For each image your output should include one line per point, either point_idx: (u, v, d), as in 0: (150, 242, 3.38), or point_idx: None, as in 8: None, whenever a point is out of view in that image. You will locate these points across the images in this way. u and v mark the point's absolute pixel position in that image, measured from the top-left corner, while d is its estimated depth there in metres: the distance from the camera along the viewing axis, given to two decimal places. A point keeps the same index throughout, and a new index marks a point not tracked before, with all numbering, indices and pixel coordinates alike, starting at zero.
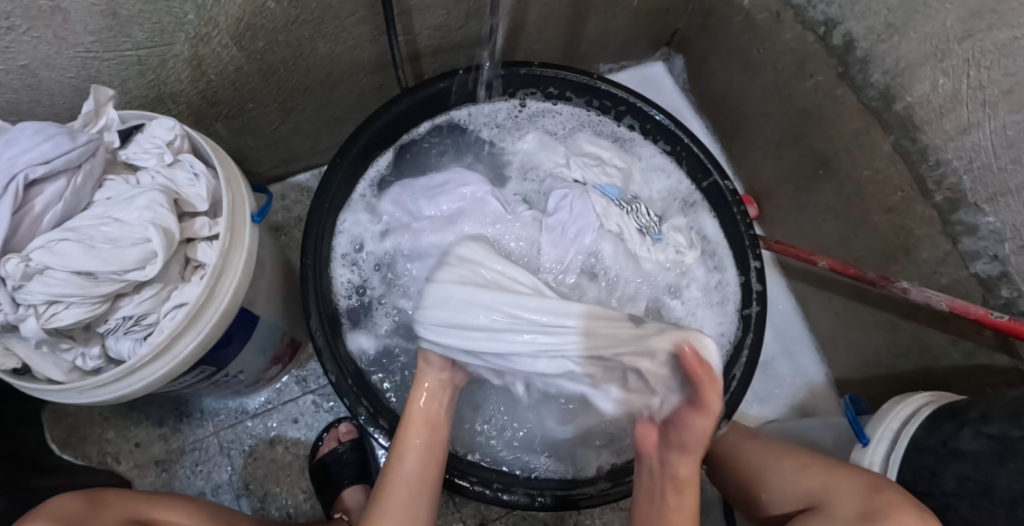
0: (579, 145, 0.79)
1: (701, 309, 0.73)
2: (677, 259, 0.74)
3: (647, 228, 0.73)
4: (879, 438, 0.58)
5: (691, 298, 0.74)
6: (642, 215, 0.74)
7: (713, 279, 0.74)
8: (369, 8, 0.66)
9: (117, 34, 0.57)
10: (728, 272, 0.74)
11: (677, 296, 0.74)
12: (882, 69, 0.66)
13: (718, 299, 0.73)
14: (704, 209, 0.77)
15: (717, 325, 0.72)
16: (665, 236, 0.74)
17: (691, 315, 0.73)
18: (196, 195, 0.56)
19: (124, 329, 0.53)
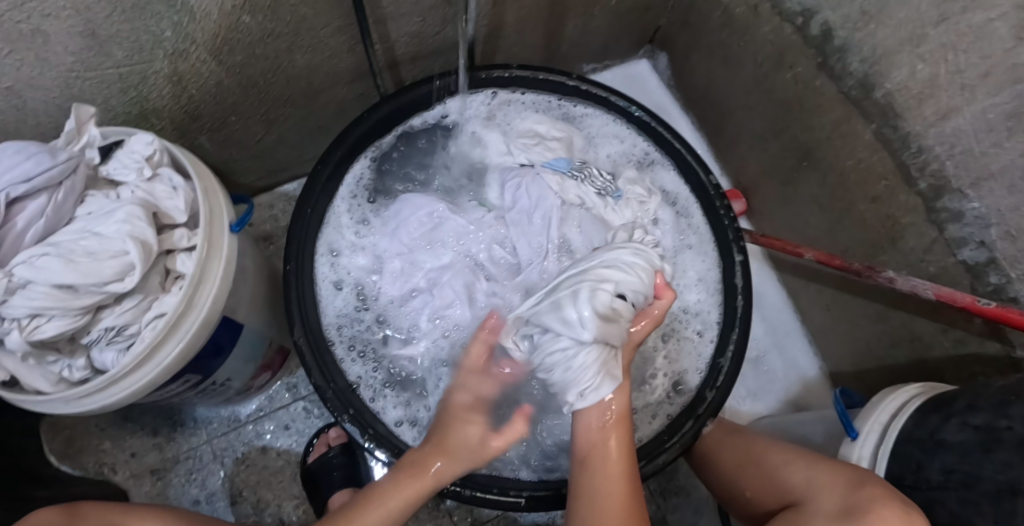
0: (529, 131, 0.77)
1: (681, 255, 0.74)
2: (643, 212, 0.73)
3: (603, 191, 0.73)
4: (867, 431, 0.56)
5: (669, 248, 0.74)
6: (596, 178, 0.74)
7: (682, 226, 0.75)
8: (343, 18, 0.67)
9: (98, 53, 0.59)
10: (694, 216, 0.74)
11: (658, 250, 0.74)
12: (859, 57, 0.65)
13: (692, 245, 0.74)
14: (662, 165, 0.77)
15: (700, 272, 0.72)
16: (624, 191, 0.74)
17: (672, 265, 0.74)
18: (173, 206, 0.57)
19: (106, 340, 0.53)
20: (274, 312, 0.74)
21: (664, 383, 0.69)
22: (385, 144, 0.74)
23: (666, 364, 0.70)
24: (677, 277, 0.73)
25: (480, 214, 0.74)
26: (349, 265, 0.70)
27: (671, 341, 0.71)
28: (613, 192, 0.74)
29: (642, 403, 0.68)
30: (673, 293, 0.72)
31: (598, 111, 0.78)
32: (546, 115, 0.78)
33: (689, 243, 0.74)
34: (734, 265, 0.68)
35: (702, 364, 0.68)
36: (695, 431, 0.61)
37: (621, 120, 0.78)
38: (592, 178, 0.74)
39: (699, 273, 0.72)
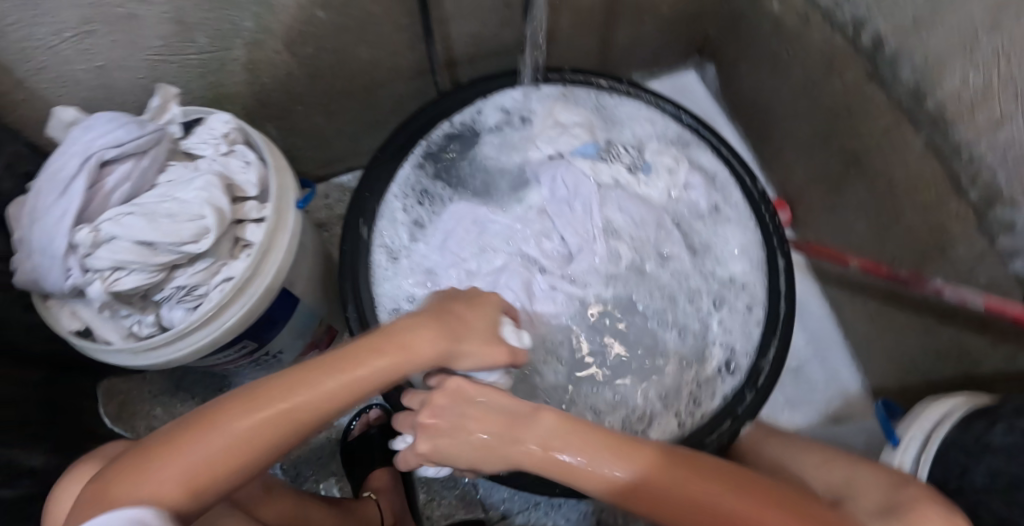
0: (564, 121, 0.78)
1: (722, 227, 0.75)
2: (674, 182, 0.76)
3: (633, 167, 0.77)
4: (909, 439, 0.56)
5: (710, 220, 0.75)
6: (621, 157, 0.78)
7: (716, 200, 0.76)
8: (407, 17, 0.71)
9: (182, 39, 0.64)
10: (730, 191, 0.75)
11: (700, 220, 0.76)
12: (911, 66, 0.65)
13: (729, 218, 0.75)
14: (697, 145, 0.78)
15: (742, 244, 0.73)
16: (652, 164, 0.77)
17: (715, 236, 0.75)
18: (247, 179, 0.61)
19: (177, 298, 0.57)
20: (327, 291, 0.77)
21: (716, 354, 0.69)
22: (433, 139, 0.76)
23: (721, 334, 0.70)
24: (719, 249, 0.74)
25: (522, 210, 0.77)
26: (406, 268, 0.71)
27: (724, 310, 0.71)
28: (642, 164, 0.77)
29: (697, 378, 0.68)
30: (719, 264, 0.73)
31: (631, 97, 0.79)
32: (577, 105, 0.79)
33: (730, 216, 0.75)
34: (777, 271, 0.70)
35: (751, 340, 0.68)
36: (731, 431, 0.63)
37: (653, 105, 0.79)
38: (618, 157, 0.77)
39: (743, 243, 0.73)
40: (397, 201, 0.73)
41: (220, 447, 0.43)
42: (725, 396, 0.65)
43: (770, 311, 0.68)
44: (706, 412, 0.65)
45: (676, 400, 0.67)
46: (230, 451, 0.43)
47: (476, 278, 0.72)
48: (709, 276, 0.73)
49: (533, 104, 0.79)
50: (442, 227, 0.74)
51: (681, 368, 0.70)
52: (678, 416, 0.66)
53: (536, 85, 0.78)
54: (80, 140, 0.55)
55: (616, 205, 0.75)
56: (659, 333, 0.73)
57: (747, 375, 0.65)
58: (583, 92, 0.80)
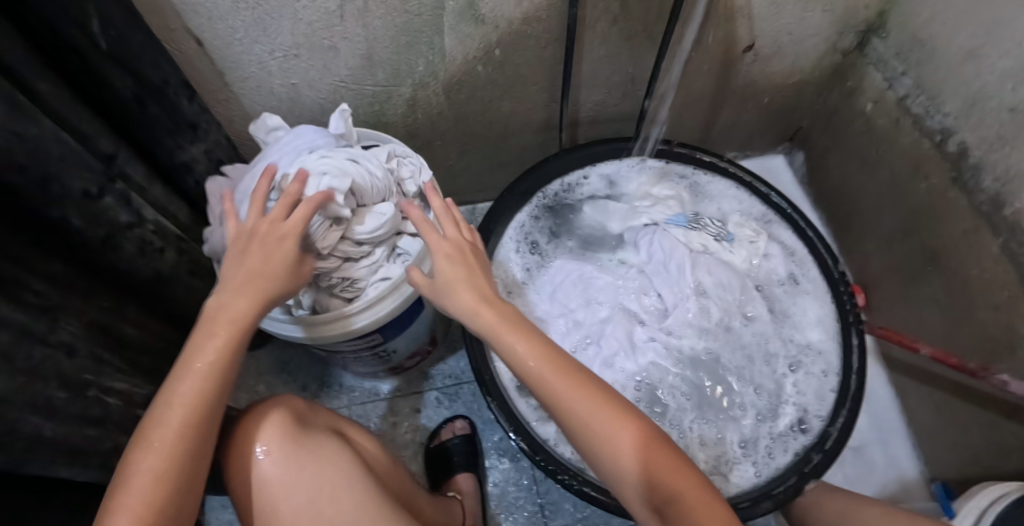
0: (662, 192, 0.87)
1: (802, 300, 0.81)
2: (755, 251, 0.83)
3: (718, 236, 0.84)
4: (967, 511, 0.63)
5: (788, 292, 0.82)
6: (707, 229, 0.85)
7: (795, 273, 0.83)
8: (548, 80, 0.84)
9: (366, 72, 0.79)
10: (808, 268, 0.83)
11: (779, 290, 0.82)
12: (993, 176, 0.73)
13: (807, 294, 0.81)
14: (780, 224, 0.86)
15: (819, 315, 0.80)
16: (735, 234, 0.85)
17: (793, 307, 0.81)
18: (412, 182, 0.70)
19: (340, 287, 0.67)
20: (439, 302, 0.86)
21: (790, 412, 0.75)
22: (552, 191, 0.86)
23: (795, 395, 0.76)
24: (798, 319, 0.80)
25: (620, 267, 0.85)
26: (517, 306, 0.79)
27: (800, 375, 0.77)
28: (727, 234, 0.85)
29: (773, 432, 0.74)
30: (797, 331, 0.80)
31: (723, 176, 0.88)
32: (669, 180, 0.88)
33: (808, 289, 0.81)
34: (850, 348, 0.76)
35: (823, 406, 0.74)
36: (795, 487, 0.69)
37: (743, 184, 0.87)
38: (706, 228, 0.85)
39: (818, 317, 0.80)
40: (514, 245, 0.83)
41: (150, 455, 0.46)
42: (796, 453, 0.71)
43: (843, 381, 0.75)
44: (779, 465, 0.71)
45: (754, 451, 0.73)
46: (181, 426, 0.47)
47: (582, 324, 0.79)
48: (788, 341, 0.79)
49: (632, 172, 0.88)
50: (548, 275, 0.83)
51: (758, 421, 0.75)
52: (753, 464, 0.72)
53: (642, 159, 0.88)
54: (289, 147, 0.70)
55: (705, 268, 0.82)
56: (740, 391, 0.77)
57: (820, 436, 0.72)
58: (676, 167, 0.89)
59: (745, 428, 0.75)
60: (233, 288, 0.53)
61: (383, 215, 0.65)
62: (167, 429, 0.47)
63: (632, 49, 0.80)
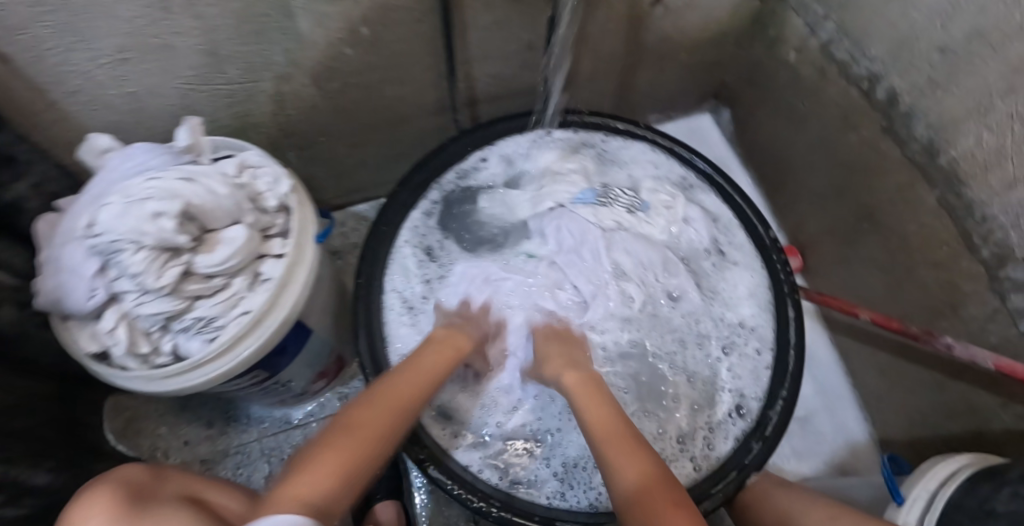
0: (570, 166, 0.77)
1: (730, 271, 0.75)
2: (674, 218, 0.76)
3: (632, 206, 0.77)
4: (914, 498, 0.56)
5: (714, 263, 0.76)
6: (619, 197, 0.77)
7: (719, 240, 0.76)
8: (433, 57, 0.73)
9: (213, 70, 0.66)
10: (737, 235, 0.76)
11: (706, 261, 0.76)
12: (925, 123, 0.67)
13: (736, 263, 0.75)
14: (701, 188, 0.78)
15: (750, 288, 0.74)
16: (651, 203, 0.77)
17: (721, 278, 0.75)
18: (272, 194, 0.61)
19: (195, 329, 0.56)
20: (340, 321, 0.77)
21: (727, 397, 0.69)
22: (445, 182, 0.75)
23: (730, 380, 0.70)
24: (728, 293, 0.74)
25: (524, 262, 0.75)
26: (419, 321, 0.70)
27: (733, 355, 0.71)
28: (641, 203, 0.77)
29: (710, 422, 0.67)
30: (728, 308, 0.73)
31: (636, 138, 0.80)
32: (576, 150, 0.79)
33: (737, 259, 0.75)
34: (786, 321, 0.70)
35: (760, 387, 0.69)
36: (736, 483, 0.63)
37: (658, 148, 0.80)
38: (619, 199, 0.77)
39: (749, 287, 0.74)
40: (407, 252, 0.72)
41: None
42: (735, 441, 0.66)
43: (780, 352, 0.69)
44: (720, 457, 0.65)
45: (692, 445, 0.66)
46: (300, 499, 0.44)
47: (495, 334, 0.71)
48: (719, 321, 0.73)
49: (535, 145, 0.79)
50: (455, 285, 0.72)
51: (695, 411, 0.68)
52: (693, 461, 0.65)
53: (547, 130, 0.79)
54: (120, 170, 0.59)
55: (621, 245, 0.75)
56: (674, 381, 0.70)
57: (757, 422, 0.66)
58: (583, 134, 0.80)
59: (682, 422, 0.68)
60: (365, 398, 0.56)
61: (234, 240, 0.56)
62: (338, 442, 0.50)
63: (525, 13, 0.69)
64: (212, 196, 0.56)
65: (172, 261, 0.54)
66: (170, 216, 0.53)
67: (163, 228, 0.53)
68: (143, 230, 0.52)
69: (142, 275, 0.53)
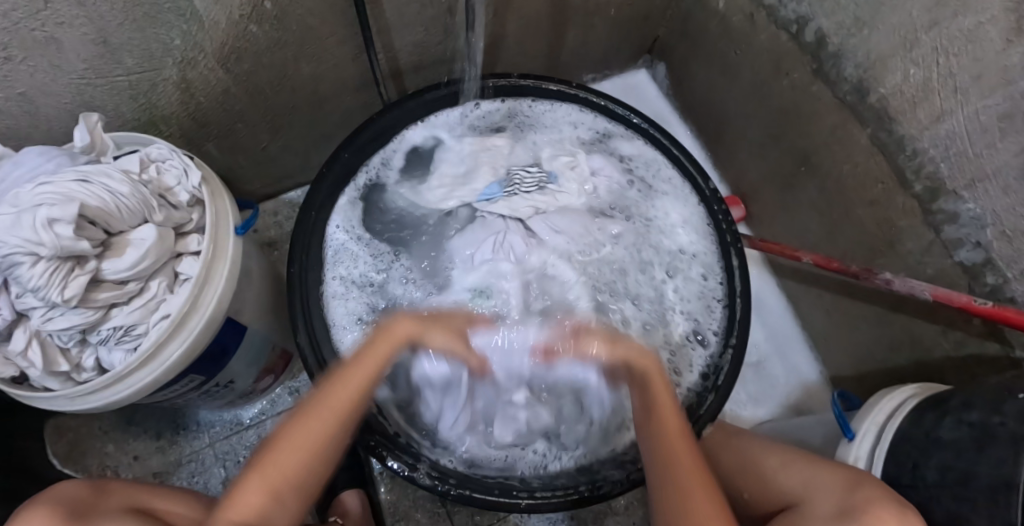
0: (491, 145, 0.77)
1: (660, 200, 0.76)
2: (582, 177, 0.77)
3: (541, 181, 0.76)
4: (864, 433, 0.57)
5: (644, 197, 0.77)
6: (524, 178, 0.76)
7: (642, 176, 0.78)
8: (348, 28, 0.70)
9: (109, 61, 0.61)
10: (663, 169, 0.77)
11: (641, 193, 0.77)
12: (854, 63, 0.68)
13: (667, 193, 0.77)
14: (617, 132, 0.79)
15: (682, 215, 0.75)
16: (558, 172, 0.77)
17: (653, 208, 0.76)
18: (181, 188, 0.57)
19: (115, 339, 0.53)
20: (278, 316, 0.74)
21: (679, 325, 0.71)
22: (371, 168, 0.73)
23: (679, 302, 0.72)
24: (663, 221, 0.76)
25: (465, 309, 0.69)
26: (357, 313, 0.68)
27: (678, 278, 0.73)
28: (548, 175, 0.76)
29: (670, 344, 0.70)
30: (666, 237, 0.75)
31: (546, 98, 0.79)
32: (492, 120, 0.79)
33: (665, 189, 0.77)
34: (731, 270, 0.70)
35: (710, 307, 0.71)
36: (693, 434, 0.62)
37: (568, 100, 0.79)
38: (524, 179, 0.76)
39: (685, 215, 0.75)
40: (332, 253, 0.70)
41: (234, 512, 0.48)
42: (700, 367, 0.68)
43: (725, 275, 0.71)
44: (692, 382, 0.67)
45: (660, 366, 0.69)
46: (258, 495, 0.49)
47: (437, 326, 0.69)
48: (658, 249, 0.75)
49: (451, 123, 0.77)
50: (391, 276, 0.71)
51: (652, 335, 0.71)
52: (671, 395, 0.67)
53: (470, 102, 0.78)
54: (11, 177, 0.54)
55: (546, 218, 0.74)
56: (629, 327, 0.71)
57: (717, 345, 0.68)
58: (488, 104, 0.79)
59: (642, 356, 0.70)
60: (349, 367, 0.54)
61: (144, 241, 0.52)
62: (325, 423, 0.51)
63: None
64: (113, 195, 0.51)
65: (75, 268, 0.49)
66: (66, 222, 0.47)
67: (60, 235, 0.47)
68: (35, 239, 0.47)
69: (44, 289, 0.48)
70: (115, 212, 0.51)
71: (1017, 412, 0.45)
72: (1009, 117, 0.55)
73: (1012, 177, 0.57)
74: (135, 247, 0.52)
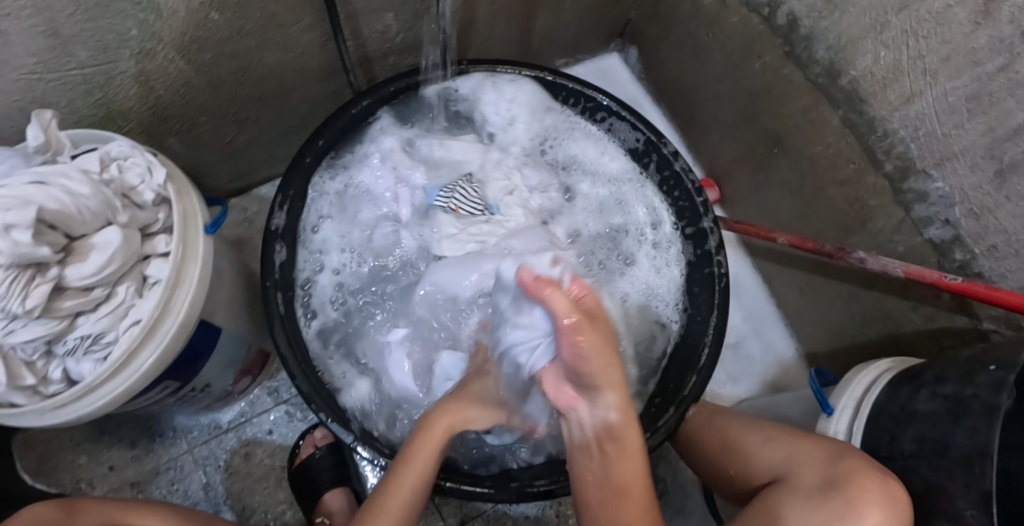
0: (449, 165, 0.79)
1: (601, 146, 0.80)
2: (524, 196, 0.77)
3: (482, 209, 0.75)
4: (842, 407, 0.59)
5: (584, 151, 0.81)
6: (466, 201, 0.74)
7: (581, 137, 0.81)
8: (314, 15, 0.67)
9: (60, 54, 0.57)
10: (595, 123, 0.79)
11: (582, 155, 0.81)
12: (825, 45, 0.69)
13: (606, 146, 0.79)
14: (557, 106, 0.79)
15: (618, 147, 0.78)
16: (499, 201, 0.76)
17: (595, 158, 0.80)
18: (146, 187, 0.54)
19: (83, 349, 0.50)
20: (253, 315, 0.72)
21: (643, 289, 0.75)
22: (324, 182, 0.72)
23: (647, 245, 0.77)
24: (606, 166, 0.80)
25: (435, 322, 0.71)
26: (329, 326, 0.69)
27: (631, 219, 0.78)
28: (491, 206, 0.75)
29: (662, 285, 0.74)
30: (611, 173, 0.80)
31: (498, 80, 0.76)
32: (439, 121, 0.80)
33: (597, 141, 0.80)
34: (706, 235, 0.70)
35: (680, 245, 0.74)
36: (678, 416, 0.62)
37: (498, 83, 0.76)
38: (466, 198, 0.74)
39: (614, 157, 0.79)
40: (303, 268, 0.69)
41: None
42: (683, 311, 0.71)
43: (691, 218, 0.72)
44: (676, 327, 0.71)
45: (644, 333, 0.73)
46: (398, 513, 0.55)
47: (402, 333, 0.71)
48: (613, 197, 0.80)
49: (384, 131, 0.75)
50: (354, 289, 0.73)
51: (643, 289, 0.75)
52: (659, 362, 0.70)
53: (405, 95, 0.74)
54: None
55: (503, 245, 0.71)
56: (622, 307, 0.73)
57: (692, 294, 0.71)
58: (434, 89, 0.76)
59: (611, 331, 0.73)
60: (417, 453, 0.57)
61: (109, 244, 0.49)
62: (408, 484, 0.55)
63: None
64: (77, 194, 0.48)
65: (35, 276, 0.46)
66: (24, 227, 0.44)
67: (17, 243, 0.44)
68: None
69: (3, 300, 0.45)
70: (77, 214, 0.48)
71: (990, 382, 0.46)
72: (975, 98, 0.57)
73: (978, 155, 0.58)
74: (102, 249, 0.49)
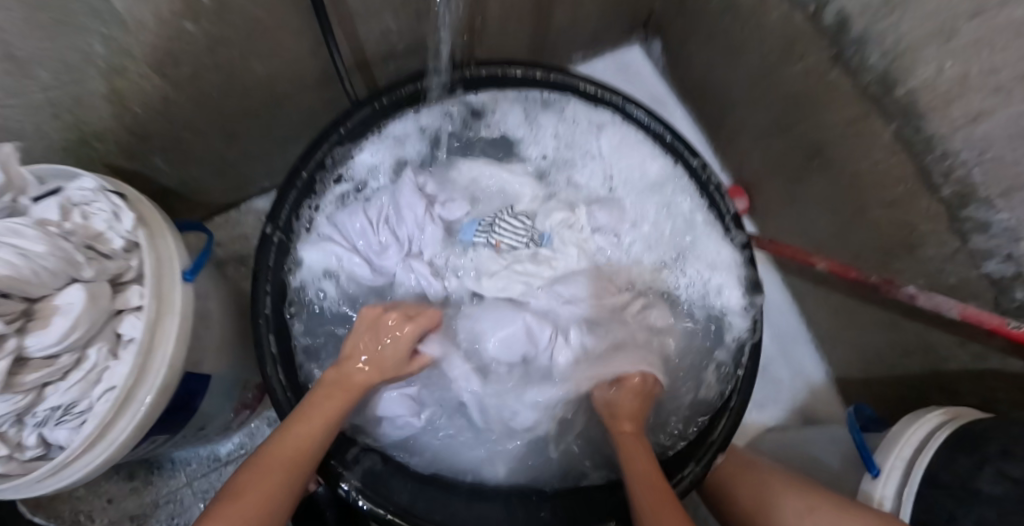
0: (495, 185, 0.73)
1: (633, 154, 0.71)
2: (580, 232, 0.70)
3: (528, 240, 0.68)
4: (890, 469, 0.54)
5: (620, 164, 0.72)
6: (509, 234, 0.68)
7: (614, 146, 0.72)
8: (304, 19, 0.60)
9: (19, 78, 0.51)
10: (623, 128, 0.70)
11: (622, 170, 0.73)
12: (880, 51, 0.60)
13: (641, 157, 0.71)
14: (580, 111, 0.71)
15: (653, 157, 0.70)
16: (551, 233, 0.69)
17: (634, 172, 0.72)
18: (114, 233, 0.49)
19: (55, 419, 0.46)
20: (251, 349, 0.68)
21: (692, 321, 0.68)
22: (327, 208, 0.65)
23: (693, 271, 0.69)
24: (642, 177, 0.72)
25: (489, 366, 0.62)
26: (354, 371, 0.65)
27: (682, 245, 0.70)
28: (540, 236, 0.69)
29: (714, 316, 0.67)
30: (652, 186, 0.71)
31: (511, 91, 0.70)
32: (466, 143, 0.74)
33: (632, 149, 0.71)
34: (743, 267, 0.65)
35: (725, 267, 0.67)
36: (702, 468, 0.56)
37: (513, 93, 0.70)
38: (509, 230, 0.68)
39: (647, 163, 0.70)
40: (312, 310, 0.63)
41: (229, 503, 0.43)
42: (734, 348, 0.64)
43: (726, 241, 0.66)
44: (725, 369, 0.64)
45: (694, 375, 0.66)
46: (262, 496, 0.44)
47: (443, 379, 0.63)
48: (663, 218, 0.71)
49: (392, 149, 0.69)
50: None
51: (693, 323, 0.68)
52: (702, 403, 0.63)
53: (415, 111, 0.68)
54: None
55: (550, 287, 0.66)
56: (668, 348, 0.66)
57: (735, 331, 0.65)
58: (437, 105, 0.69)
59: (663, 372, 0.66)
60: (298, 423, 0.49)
61: (72, 306, 0.45)
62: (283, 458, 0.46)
63: None
64: (27, 254, 0.44)
65: None
66: None
67: None
68: None
69: None
70: (32, 276, 0.44)
71: None
72: None
73: None
74: (64, 313, 0.44)
